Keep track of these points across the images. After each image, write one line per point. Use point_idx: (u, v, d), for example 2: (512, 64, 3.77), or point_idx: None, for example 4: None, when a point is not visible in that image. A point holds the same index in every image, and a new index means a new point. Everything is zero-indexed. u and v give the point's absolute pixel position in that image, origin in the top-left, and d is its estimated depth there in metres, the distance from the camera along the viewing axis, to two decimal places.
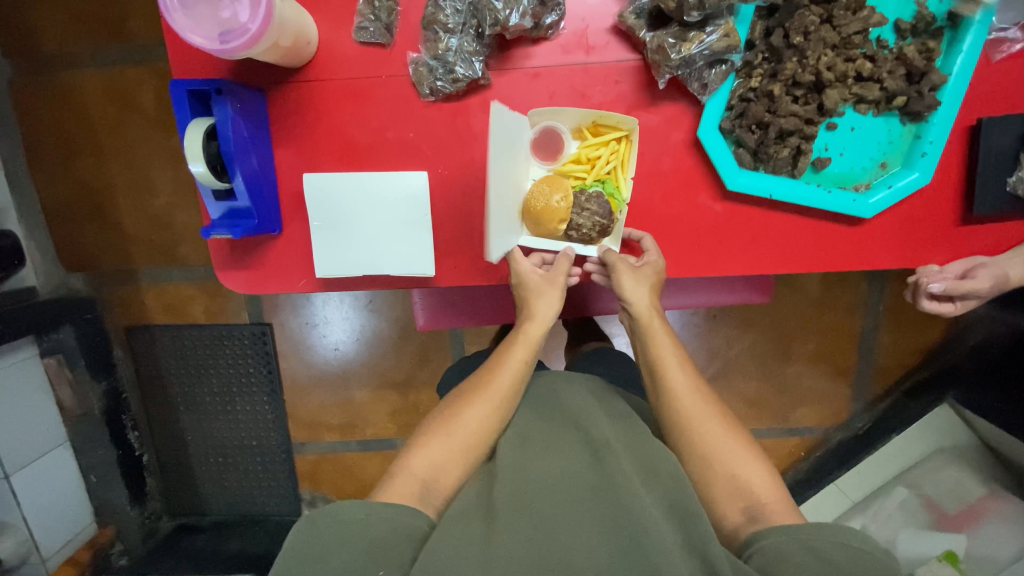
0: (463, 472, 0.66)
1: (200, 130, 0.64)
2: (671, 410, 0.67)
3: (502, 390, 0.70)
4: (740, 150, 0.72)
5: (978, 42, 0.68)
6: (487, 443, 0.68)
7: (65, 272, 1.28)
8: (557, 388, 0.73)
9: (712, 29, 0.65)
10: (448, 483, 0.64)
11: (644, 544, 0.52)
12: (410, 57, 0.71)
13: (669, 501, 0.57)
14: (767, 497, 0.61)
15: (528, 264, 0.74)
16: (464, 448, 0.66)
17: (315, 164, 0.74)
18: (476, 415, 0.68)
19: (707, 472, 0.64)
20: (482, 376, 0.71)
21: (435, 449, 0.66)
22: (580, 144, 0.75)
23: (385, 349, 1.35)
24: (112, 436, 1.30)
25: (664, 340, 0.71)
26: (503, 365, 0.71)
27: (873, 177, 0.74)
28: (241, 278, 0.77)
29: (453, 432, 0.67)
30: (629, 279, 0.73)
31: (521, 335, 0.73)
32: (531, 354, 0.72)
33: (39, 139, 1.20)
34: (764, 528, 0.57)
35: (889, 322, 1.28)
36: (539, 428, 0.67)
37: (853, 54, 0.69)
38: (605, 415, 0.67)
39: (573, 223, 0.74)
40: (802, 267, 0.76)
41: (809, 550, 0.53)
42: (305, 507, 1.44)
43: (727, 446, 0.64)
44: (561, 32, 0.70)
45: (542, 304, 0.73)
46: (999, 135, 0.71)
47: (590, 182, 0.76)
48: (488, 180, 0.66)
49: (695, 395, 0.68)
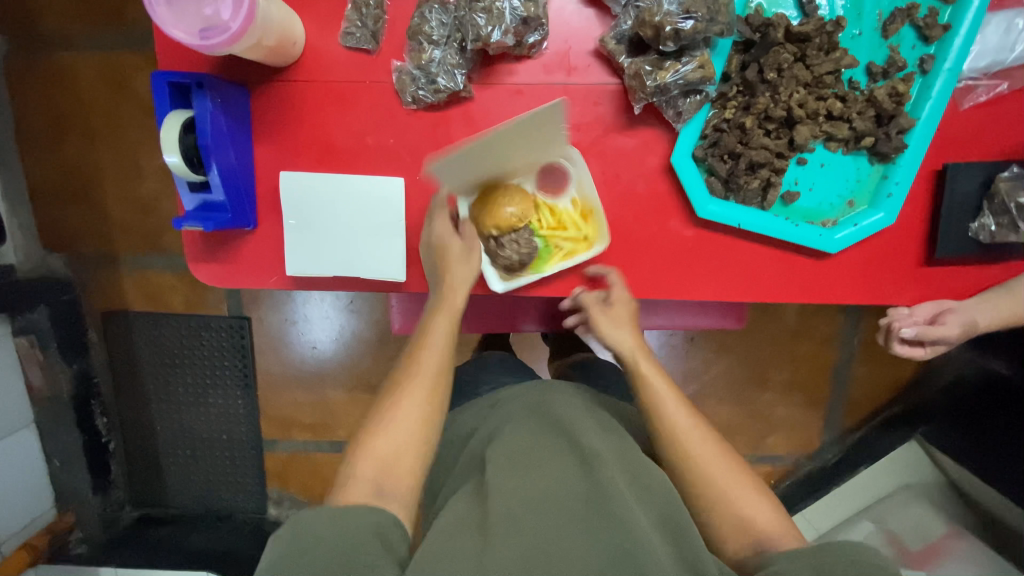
0: (418, 458, 0.63)
1: (177, 122, 0.65)
2: (673, 445, 0.66)
3: (431, 368, 0.69)
4: (711, 178, 0.73)
5: (947, 90, 0.70)
6: (434, 425, 0.66)
7: (44, 252, 1.27)
8: (546, 399, 0.71)
9: (688, 60, 0.67)
10: (403, 473, 0.62)
11: (634, 551, 0.52)
12: (395, 65, 0.72)
13: (659, 513, 0.58)
14: (774, 529, 0.61)
15: (441, 214, 0.73)
16: (408, 434, 0.64)
17: (294, 163, 0.74)
18: (415, 401, 0.66)
19: (709, 508, 0.63)
20: (412, 363, 0.69)
21: (381, 443, 0.63)
22: (568, 205, 0.77)
23: (364, 351, 1.35)
24: (80, 420, 1.28)
25: (654, 378, 0.70)
26: (427, 343, 0.70)
27: (841, 214, 0.75)
28: (213, 271, 0.77)
29: (394, 422, 0.65)
30: (606, 324, 0.75)
31: (442, 307, 0.72)
32: (452, 320, 0.72)
33: (31, 118, 1.20)
34: (772, 555, 0.57)
35: (863, 355, 1.30)
36: (530, 437, 0.65)
37: (824, 93, 0.71)
38: (596, 427, 0.66)
39: (494, 242, 0.75)
40: (769, 296, 0.77)
41: (806, 561, 0.54)
42: (271, 506, 1.43)
43: (728, 481, 0.63)
44: (544, 51, 0.71)
45: (457, 270, 0.72)
46: (964, 180, 0.73)
47: (541, 237, 0.77)
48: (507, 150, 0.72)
49: (692, 431, 0.66)
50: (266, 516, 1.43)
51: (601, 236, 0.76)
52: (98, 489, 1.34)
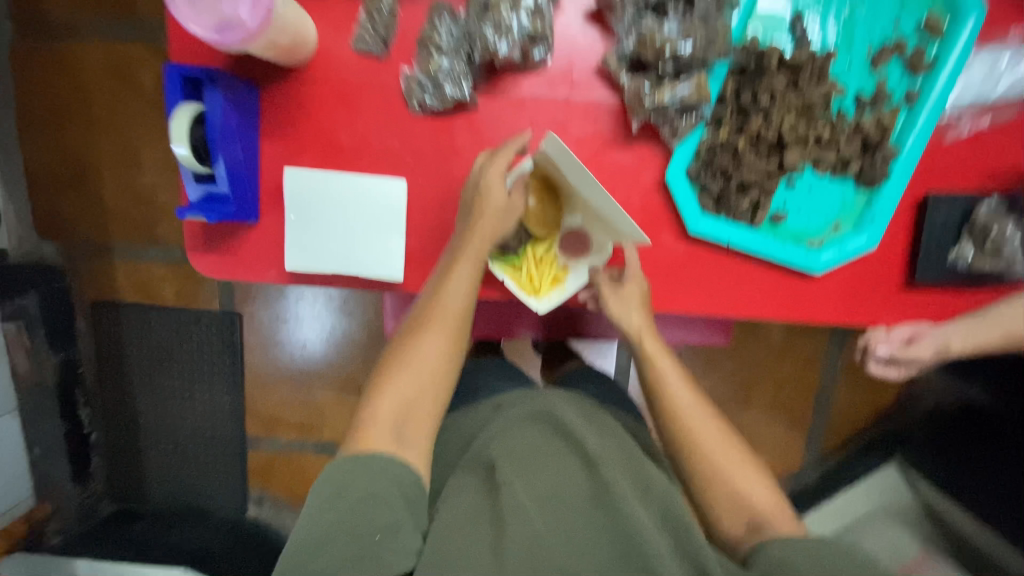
0: (436, 404, 0.68)
1: (188, 115, 0.66)
2: (682, 432, 0.71)
3: (450, 317, 0.70)
4: (703, 195, 0.75)
5: (929, 124, 0.74)
6: (450, 371, 0.70)
7: (37, 238, 1.26)
8: (549, 402, 0.72)
9: (685, 81, 0.70)
10: (422, 418, 0.66)
11: (642, 548, 0.58)
12: (403, 71, 0.74)
13: (659, 509, 0.63)
14: (768, 510, 0.67)
15: (500, 162, 0.71)
16: (428, 379, 0.68)
17: (298, 161, 0.76)
18: (434, 350, 0.69)
19: (710, 488, 0.69)
20: (429, 308, 0.70)
21: (402, 387, 0.66)
22: (559, 265, 0.80)
23: (355, 352, 1.36)
24: (62, 409, 1.28)
25: (661, 358, 0.75)
26: (448, 290, 0.70)
27: (826, 235, 0.78)
28: (210, 262, 0.77)
29: (415, 369, 0.67)
30: (614, 305, 0.76)
31: (461, 251, 0.71)
32: (476, 268, 0.71)
33: (35, 105, 1.20)
34: (768, 539, 0.64)
35: (846, 378, 1.33)
36: (533, 438, 0.68)
37: (815, 119, 0.74)
38: (596, 431, 0.70)
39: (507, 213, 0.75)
40: (755, 313, 0.80)
41: (808, 556, 0.60)
42: (251, 505, 1.42)
43: (728, 463, 0.69)
44: (548, 66, 0.74)
45: (486, 220, 0.71)
46: (944, 210, 0.77)
47: (523, 254, 0.79)
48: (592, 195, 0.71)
49: (695, 414, 0.72)
50: (246, 515, 1.41)
51: (538, 299, 0.78)
52: (77, 479, 1.33)
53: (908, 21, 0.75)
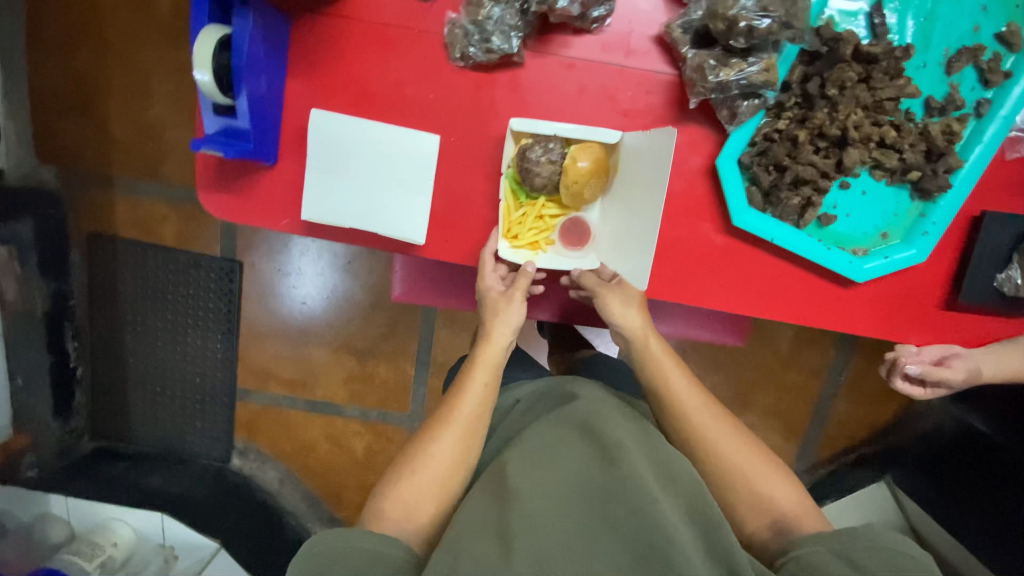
0: (438, 511, 0.65)
1: (215, 37, 0.61)
2: (691, 432, 0.70)
3: (467, 419, 0.70)
4: (752, 188, 0.71)
5: (998, 137, 0.70)
6: (458, 476, 0.67)
7: (35, 162, 1.20)
8: (572, 390, 0.76)
9: (755, 61, 0.65)
10: (423, 522, 0.64)
11: (666, 546, 0.53)
12: (448, 16, 0.68)
13: (687, 502, 0.60)
14: (793, 511, 0.66)
15: (493, 279, 0.75)
16: (433, 483, 0.66)
17: (326, 103, 0.70)
18: (445, 453, 0.67)
19: (729, 490, 0.68)
20: (449, 404, 0.71)
21: (407, 489, 0.65)
22: (551, 234, 0.78)
23: (353, 312, 1.32)
24: (49, 341, 1.23)
25: (664, 359, 0.75)
26: (463, 397, 0.71)
27: (872, 244, 0.74)
28: (223, 203, 0.73)
29: (421, 469, 0.66)
30: (616, 307, 0.75)
31: (480, 356, 0.74)
32: (492, 376, 0.73)
33: (40, 19, 1.14)
34: (798, 539, 0.60)
35: (847, 392, 1.32)
36: (552, 433, 0.68)
37: (882, 119, 0.70)
38: (619, 416, 0.70)
39: (558, 154, 0.71)
40: (787, 316, 0.76)
41: (837, 554, 0.56)
42: (235, 456, 1.40)
43: (745, 462, 0.68)
44: (605, 28, 0.69)
45: (499, 327, 0.75)
46: (999, 230, 0.73)
47: (534, 200, 0.76)
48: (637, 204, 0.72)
49: (704, 413, 0.71)
50: (229, 465, 1.40)
51: (506, 240, 0.74)
52: (58, 415, 1.28)
53: (989, 28, 0.70)
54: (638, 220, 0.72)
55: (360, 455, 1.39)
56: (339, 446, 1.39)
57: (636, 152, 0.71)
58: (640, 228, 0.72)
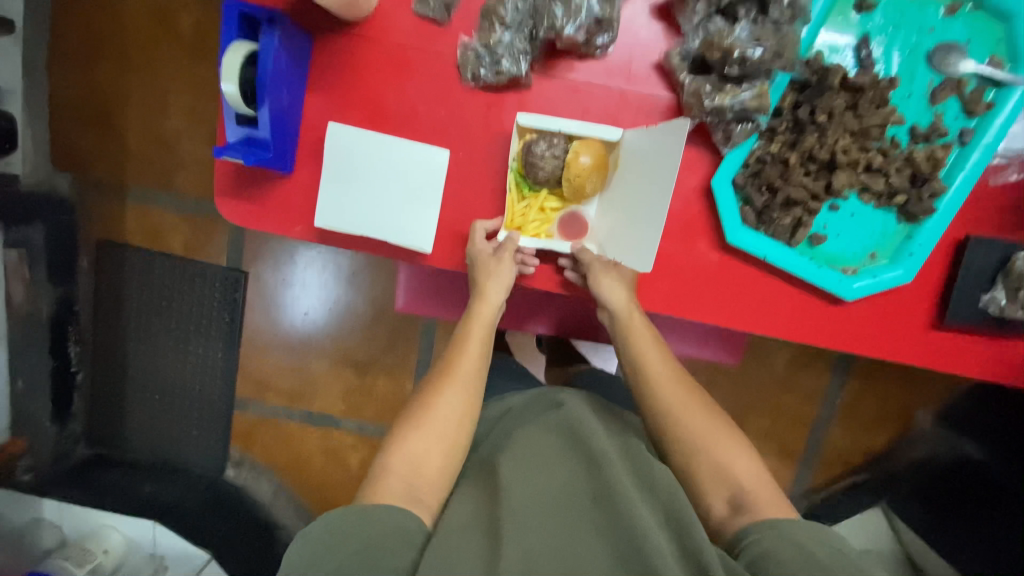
0: (448, 462, 0.68)
1: (241, 52, 0.64)
2: (660, 408, 0.72)
3: (467, 374, 0.73)
4: (746, 207, 0.75)
5: (981, 164, 0.73)
6: (464, 430, 0.70)
7: (52, 170, 1.24)
8: (559, 398, 0.78)
9: (748, 87, 0.69)
10: (433, 478, 0.66)
11: (643, 548, 0.54)
12: (461, 40, 0.73)
13: (665, 511, 0.61)
14: (750, 482, 0.67)
15: (484, 244, 0.76)
16: (440, 437, 0.68)
17: (342, 117, 0.74)
18: (449, 409, 0.70)
19: (691, 461, 0.70)
20: (449, 362, 0.74)
21: (414, 444, 0.67)
22: (550, 228, 0.80)
23: (355, 324, 1.34)
24: (53, 346, 1.25)
25: (642, 334, 0.77)
26: (463, 351, 0.75)
27: (861, 264, 0.78)
28: (240, 213, 0.76)
29: (426, 423, 0.69)
30: (602, 279, 0.75)
31: (476, 315, 0.77)
32: (487, 333, 0.77)
33: (65, 35, 1.19)
34: (748, 525, 0.62)
35: (843, 417, 1.33)
36: (540, 441, 0.70)
37: (869, 144, 0.73)
38: (603, 428, 0.72)
39: (560, 149, 0.74)
40: (780, 333, 0.79)
41: (785, 539, 0.58)
42: (230, 467, 1.39)
43: (709, 436, 0.70)
44: (608, 55, 0.73)
45: (492, 285, 0.75)
46: (982, 252, 0.76)
47: (537, 192, 0.78)
48: (637, 195, 0.75)
49: (672, 386, 0.74)
50: (222, 477, 1.39)
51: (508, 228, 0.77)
52: (56, 419, 1.28)
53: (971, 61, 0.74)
54: (638, 212, 0.75)
55: (355, 469, 1.40)
56: (334, 459, 1.39)
57: (636, 149, 0.74)
58: (643, 219, 0.74)
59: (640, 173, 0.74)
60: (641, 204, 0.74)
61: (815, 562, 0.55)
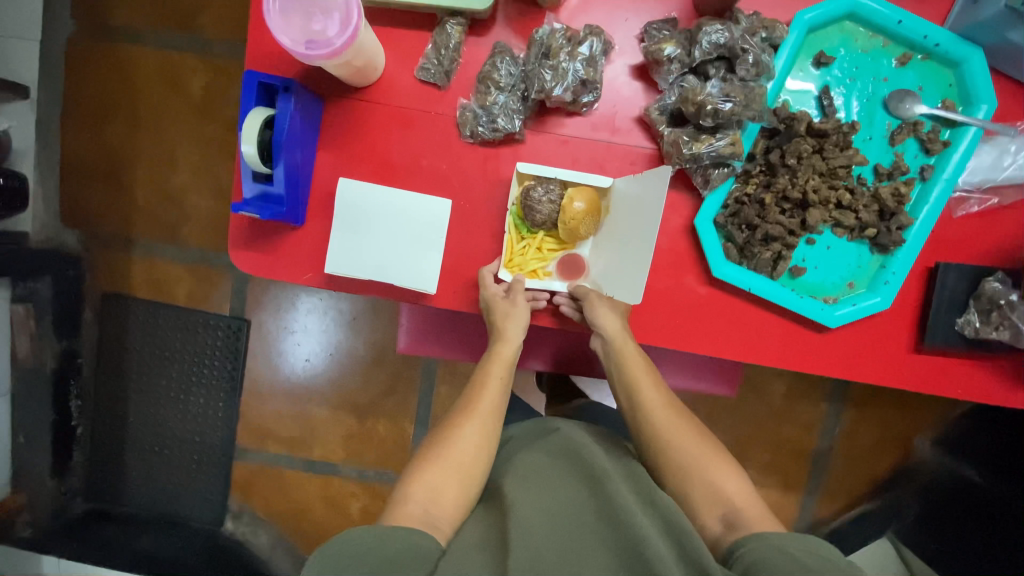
0: (464, 492, 0.70)
1: (260, 117, 0.70)
2: (656, 430, 0.77)
3: (486, 411, 0.76)
4: (729, 244, 0.81)
5: (942, 198, 0.80)
6: (480, 464, 0.73)
7: (61, 226, 1.29)
8: (554, 425, 0.81)
9: (722, 136, 0.75)
10: (449, 508, 0.68)
11: (644, 554, 0.57)
12: (460, 101, 0.79)
13: (665, 522, 0.63)
14: (742, 500, 0.70)
15: (496, 288, 0.80)
16: (459, 469, 0.71)
17: (350, 172, 0.80)
18: (466, 445, 0.73)
19: (685, 481, 0.73)
20: (470, 399, 0.77)
21: (431, 474, 0.70)
22: (548, 267, 0.85)
23: (356, 368, 1.37)
24: (54, 398, 1.27)
25: (635, 361, 0.80)
26: (486, 389, 0.78)
27: (841, 293, 0.83)
28: (251, 260, 0.81)
29: (445, 454, 0.72)
30: (600, 308, 0.80)
31: (495, 354, 0.81)
32: (507, 373, 0.81)
33: (81, 100, 1.27)
34: (742, 538, 0.65)
35: (842, 446, 1.34)
36: (545, 462, 0.73)
37: (838, 183, 0.80)
38: (603, 452, 0.75)
39: (555, 195, 0.79)
40: (769, 361, 0.83)
41: (777, 549, 0.61)
42: (229, 519, 1.38)
43: (702, 457, 0.74)
44: (594, 111, 0.80)
45: (511, 326, 0.80)
46: (953, 278, 0.81)
47: (535, 234, 0.82)
48: (628, 237, 0.79)
49: (665, 409, 0.78)
50: (221, 529, 1.37)
51: (506, 267, 0.82)
52: (56, 474, 1.29)
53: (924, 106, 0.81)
54: (629, 253, 0.80)
55: (356, 517, 1.39)
56: (334, 507, 1.38)
57: (627, 196, 0.79)
58: (634, 259, 0.79)
59: (631, 218, 0.79)
60: (632, 245, 0.79)
61: (805, 566, 0.57)
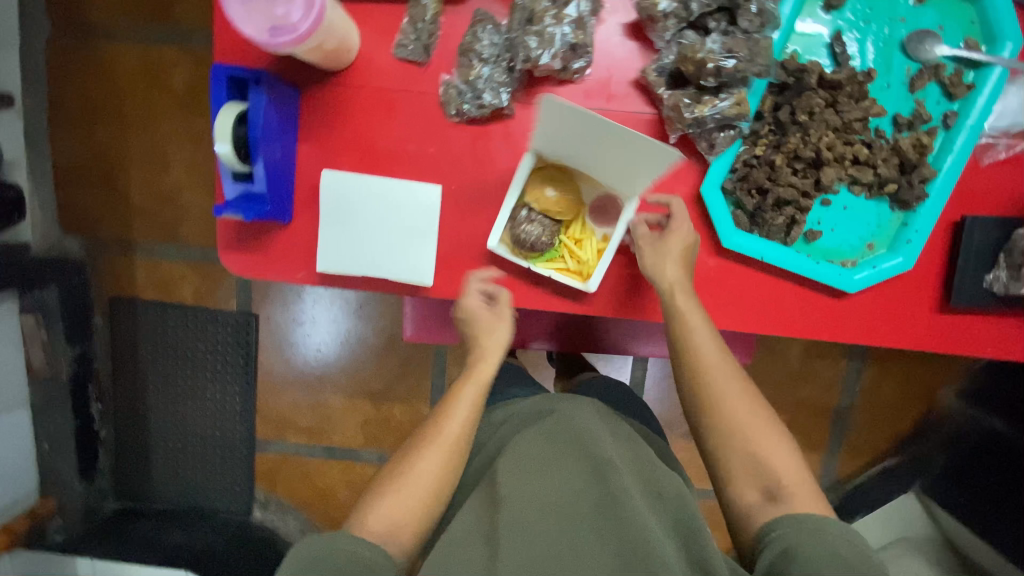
0: (423, 519, 0.67)
1: (232, 113, 0.66)
2: (706, 392, 0.72)
3: (452, 438, 0.70)
4: (738, 211, 0.76)
5: (968, 145, 0.74)
6: (446, 489, 0.69)
7: (61, 233, 1.27)
8: (553, 406, 0.77)
9: (725, 96, 0.70)
10: (406, 534, 0.66)
11: (649, 554, 0.58)
12: (442, 78, 0.75)
13: (672, 519, 0.64)
14: (788, 477, 0.67)
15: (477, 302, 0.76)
16: (417, 495, 0.68)
17: (335, 163, 0.76)
18: (428, 465, 0.69)
19: (726, 450, 0.70)
20: (438, 420, 0.72)
21: (388, 504, 0.67)
22: (597, 237, 0.78)
23: (367, 356, 1.36)
24: (75, 405, 1.27)
25: (689, 312, 0.73)
26: (452, 413, 0.72)
27: (861, 255, 0.78)
28: (244, 262, 0.78)
29: (405, 485, 0.68)
30: (649, 256, 0.73)
31: (471, 372, 0.75)
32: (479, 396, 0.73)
33: (64, 103, 1.23)
34: (775, 520, 0.64)
35: (865, 403, 1.32)
36: (541, 448, 0.69)
37: (853, 138, 0.74)
38: (609, 436, 0.72)
39: (531, 212, 0.76)
40: (786, 331, 0.79)
41: (813, 535, 0.61)
42: (257, 508, 1.41)
43: (750, 428, 0.69)
44: (586, 78, 0.74)
45: (490, 342, 0.76)
46: (979, 233, 0.76)
47: (560, 242, 0.78)
48: (605, 150, 0.68)
49: (719, 367, 0.72)
50: (250, 518, 1.40)
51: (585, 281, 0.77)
52: (83, 475, 1.31)
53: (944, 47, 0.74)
54: (619, 150, 0.67)
55: None
56: (358, 490, 1.40)
57: (553, 149, 0.72)
58: (624, 147, 0.65)
59: (580, 141, 0.69)
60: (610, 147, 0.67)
61: (845, 562, 0.58)
